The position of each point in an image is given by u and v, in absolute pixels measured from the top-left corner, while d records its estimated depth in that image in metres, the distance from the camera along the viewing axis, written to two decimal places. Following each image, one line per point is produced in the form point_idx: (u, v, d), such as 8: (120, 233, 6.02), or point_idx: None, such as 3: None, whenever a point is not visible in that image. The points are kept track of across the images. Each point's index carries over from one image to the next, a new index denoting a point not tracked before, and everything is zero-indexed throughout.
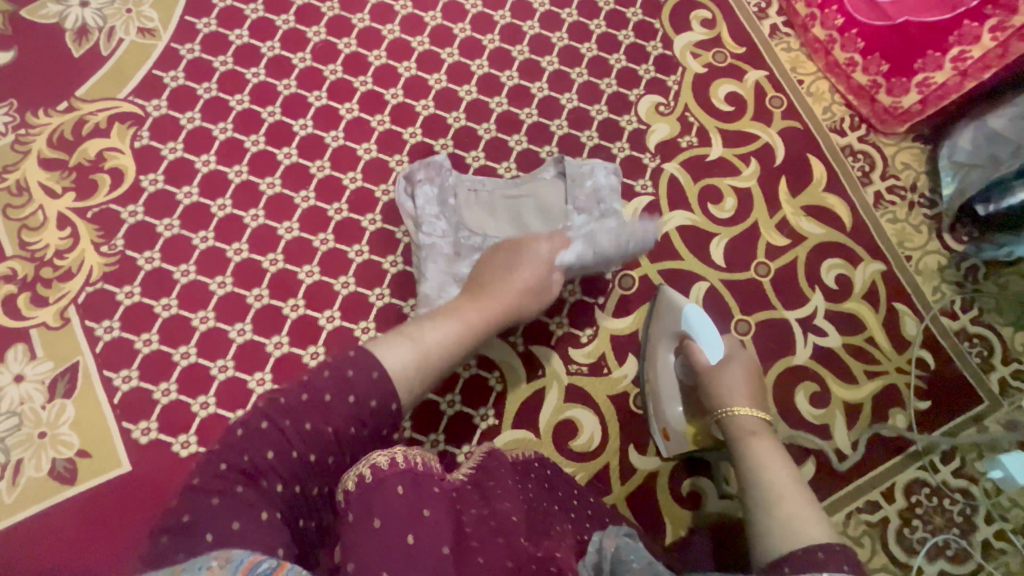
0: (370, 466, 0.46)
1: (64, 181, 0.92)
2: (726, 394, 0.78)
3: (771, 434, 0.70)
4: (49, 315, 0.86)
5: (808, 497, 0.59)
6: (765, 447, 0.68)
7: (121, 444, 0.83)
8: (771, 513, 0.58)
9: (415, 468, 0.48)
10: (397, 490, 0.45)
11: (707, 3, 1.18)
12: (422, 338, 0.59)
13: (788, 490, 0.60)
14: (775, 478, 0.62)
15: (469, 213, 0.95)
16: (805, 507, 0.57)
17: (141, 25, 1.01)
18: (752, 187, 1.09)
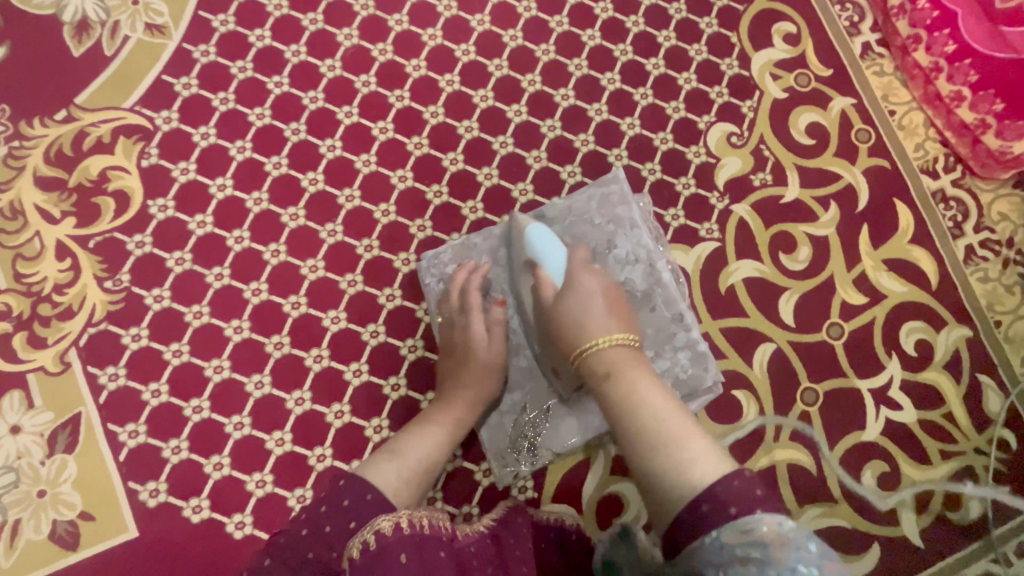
0: (374, 534, 0.45)
1: (64, 204, 0.82)
2: (581, 322, 0.66)
3: (632, 364, 0.60)
4: (48, 359, 0.78)
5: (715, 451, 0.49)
6: (636, 381, 0.57)
7: (128, 507, 0.76)
8: (669, 451, 0.49)
9: (419, 533, 0.48)
10: (402, 560, 0.44)
11: (792, 14, 1.03)
12: (406, 454, 0.63)
13: (694, 435, 0.51)
14: (668, 412, 0.53)
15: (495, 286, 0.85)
16: (706, 448, 0.49)
17: (149, 20, 0.88)
18: (830, 235, 0.97)
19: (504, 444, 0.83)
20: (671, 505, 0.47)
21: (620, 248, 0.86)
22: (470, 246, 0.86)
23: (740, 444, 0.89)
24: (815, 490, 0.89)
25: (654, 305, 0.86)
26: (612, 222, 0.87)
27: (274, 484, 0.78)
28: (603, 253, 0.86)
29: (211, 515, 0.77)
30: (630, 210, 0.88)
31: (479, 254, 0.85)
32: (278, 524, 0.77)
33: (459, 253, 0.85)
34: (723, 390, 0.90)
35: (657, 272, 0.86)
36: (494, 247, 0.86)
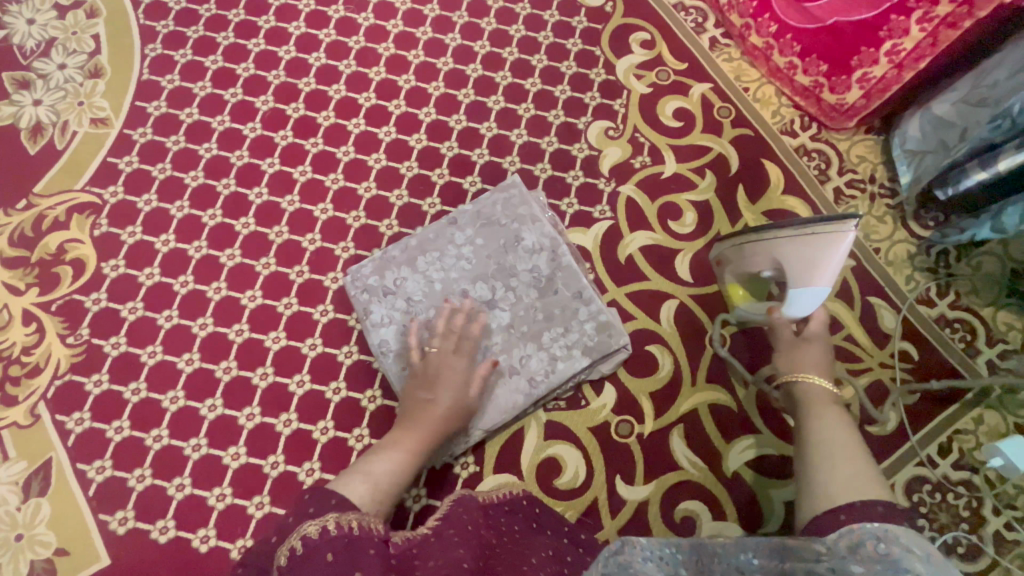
0: (300, 539, 0.49)
1: (27, 278, 0.93)
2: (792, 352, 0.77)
3: (828, 402, 0.65)
4: (20, 414, 0.87)
5: (859, 454, 0.56)
6: (825, 412, 0.63)
7: (100, 537, 0.82)
8: (825, 465, 0.55)
9: (348, 533, 0.51)
10: (328, 559, 0.48)
11: (644, 24, 1.21)
12: (373, 471, 0.65)
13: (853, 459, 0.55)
14: (850, 441, 0.58)
15: (416, 289, 0.94)
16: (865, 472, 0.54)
17: (93, 116, 1.04)
18: (710, 199, 1.09)
19: None
20: (813, 513, 0.51)
21: (525, 244, 0.96)
22: (390, 258, 0.96)
23: (661, 396, 0.96)
24: (740, 425, 0.95)
25: (558, 287, 0.95)
26: (513, 221, 0.98)
27: (234, 496, 0.85)
28: (510, 249, 0.96)
29: (178, 533, 0.83)
30: (529, 207, 0.98)
31: (399, 265, 0.95)
32: (240, 532, 0.84)
33: (380, 265, 0.95)
34: (638, 347, 0.99)
35: (559, 259, 0.96)
36: (412, 257, 0.96)
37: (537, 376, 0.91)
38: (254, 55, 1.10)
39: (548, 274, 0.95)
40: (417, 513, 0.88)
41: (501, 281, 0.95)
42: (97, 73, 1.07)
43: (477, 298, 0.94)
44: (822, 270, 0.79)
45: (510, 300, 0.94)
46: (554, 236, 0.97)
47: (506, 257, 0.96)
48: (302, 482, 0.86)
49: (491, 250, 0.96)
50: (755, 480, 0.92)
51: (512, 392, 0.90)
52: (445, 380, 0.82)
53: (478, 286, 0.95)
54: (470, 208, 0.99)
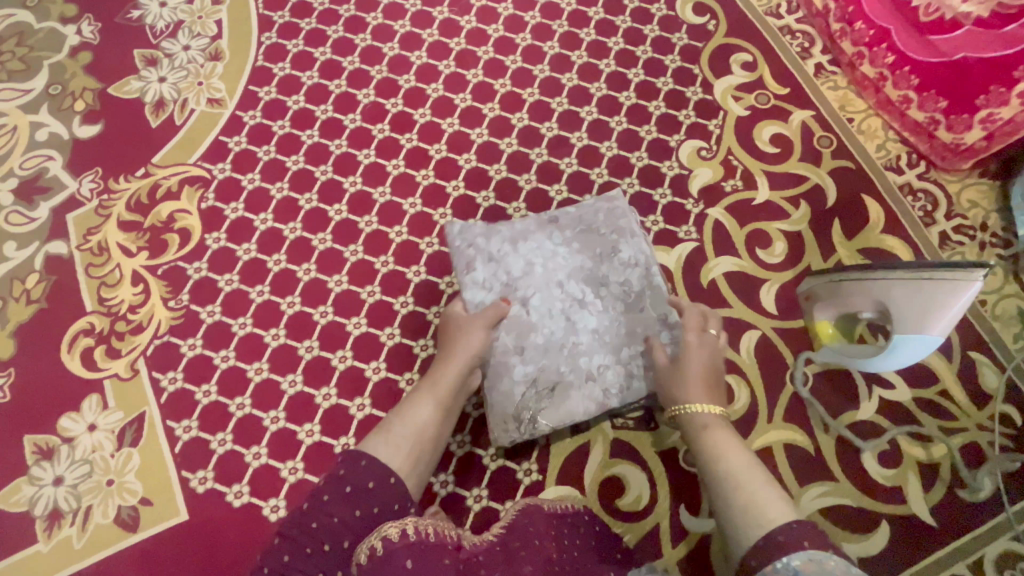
0: (381, 540, 0.51)
1: (139, 241, 1.00)
2: (683, 379, 0.80)
3: (718, 431, 0.73)
4: (121, 367, 0.93)
5: (759, 477, 0.64)
6: (720, 439, 0.71)
7: (181, 493, 0.87)
8: (739, 503, 0.62)
9: (425, 540, 0.53)
10: (407, 565, 0.50)
11: (747, 45, 1.18)
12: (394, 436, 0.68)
13: (766, 485, 0.63)
14: (735, 471, 0.66)
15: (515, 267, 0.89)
16: (774, 504, 0.60)
17: (210, 96, 1.10)
18: (803, 230, 1.05)
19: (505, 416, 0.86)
20: (749, 541, 0.58)
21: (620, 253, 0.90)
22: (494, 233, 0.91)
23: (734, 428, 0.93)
24: (816, 469, 0.91)
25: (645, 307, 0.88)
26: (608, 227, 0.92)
27: (304, 472, 0.88)
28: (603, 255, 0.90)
29: (250, 499, 0.86)
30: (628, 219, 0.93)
31: (503, 239, 0.90)
32: None
33: (489, 229, 0.91)
34: None
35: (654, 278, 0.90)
36: (515, 239, 0.91)
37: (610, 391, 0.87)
38: (360, 49, 1.14)
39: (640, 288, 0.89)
40: (477, 514, 0.88)
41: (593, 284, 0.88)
42: (217, 56, 1.14)
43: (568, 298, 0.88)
44: (941, 314, 0.75)
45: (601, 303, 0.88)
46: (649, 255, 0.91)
47: (601, 265, 0.90)
48: None
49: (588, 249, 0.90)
50: (828, 530, 0.89)
51: (581, 399, 0.86)
52: (469, 336, 0.83)
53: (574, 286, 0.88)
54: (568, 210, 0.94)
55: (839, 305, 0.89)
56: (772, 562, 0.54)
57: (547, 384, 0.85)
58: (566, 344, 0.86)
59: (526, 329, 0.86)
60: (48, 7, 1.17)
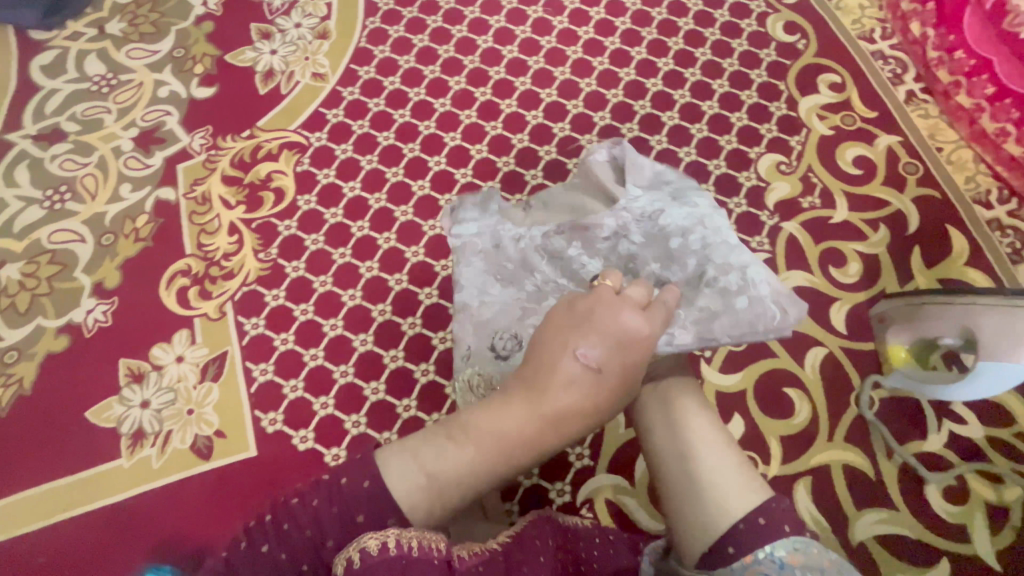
0: (358, 550, 0.42)
1: (239, 196, 1.08)
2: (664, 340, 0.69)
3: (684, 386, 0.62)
4: (211, 308, 1.00)
5: (722, 462, 0.54)
6: (686, 402, 0.60)
7: (252, 431, 0.92)
8: (688, 494, 0.53)
9: (409, 554, 0.43)
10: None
11: (836, 66, 1.18)
12: (429, 467, 0.49)
13: (719, 450, 0.55)
14: (693, 448, 0.56)
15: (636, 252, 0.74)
16: (729, 501, 0.51)
17: (315, 70, 1.19)
18: (880, 254, 1.03)
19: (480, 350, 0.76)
20: (692, 553, 0.51)
21: (693, 255, 0.72)
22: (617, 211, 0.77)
23: (791, 441, 0.92)
24: (874, 494, 0.89)
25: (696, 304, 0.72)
26: (699, 223, 0.74)
27: (367, 426, 0.92)
28: (680, 251, 0.73)
29: (315, 445, 0.91)
30: (727, 231, 0.73)
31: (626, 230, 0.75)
32: None
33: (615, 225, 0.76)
34: (775, 386, 0.95)
35: (732, 302, 0.68)
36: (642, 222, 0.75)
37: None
38: (456, 39, 1.20)
39: (689, 289, 0.70)
40: (526, 491, 0.90)
41: (652, 263, 0.73)
42: (324, 35, 1.22)
43: (603, 258, 0.76)
44: None
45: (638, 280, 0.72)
46: (734, 264, 0.70)
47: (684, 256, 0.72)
48: None
49: (660, 233, 0.75)
50: (883, 558, 0.86)
51: None
52: (595, 335, 0.52)
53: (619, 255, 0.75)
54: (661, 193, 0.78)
55: (916, 331, 0.87)
56: (753, 551, 0.48)
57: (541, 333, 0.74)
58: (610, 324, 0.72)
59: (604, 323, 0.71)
60: None
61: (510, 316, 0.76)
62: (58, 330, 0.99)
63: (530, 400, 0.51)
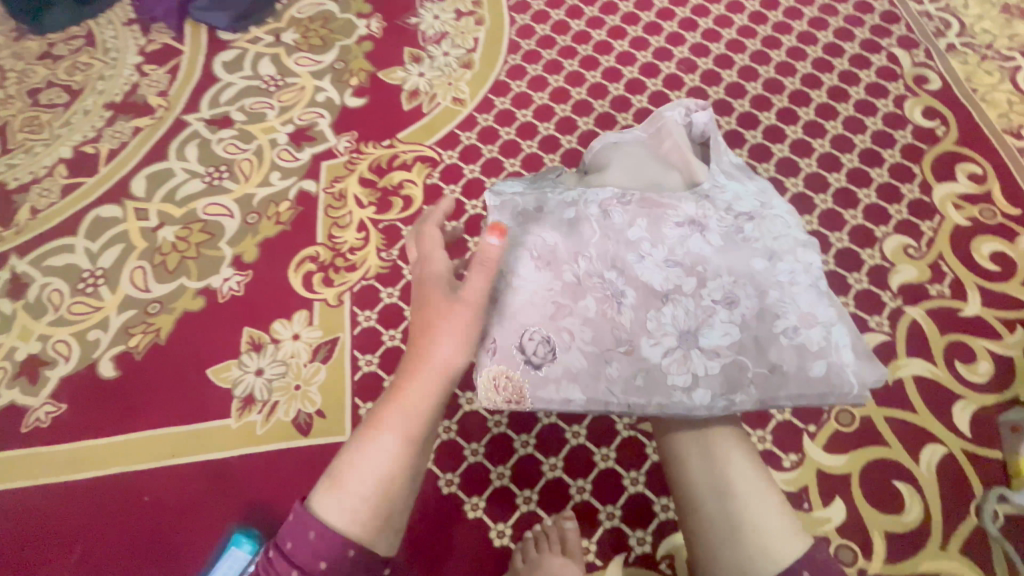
0: None
1: (371, 197, 1.17)
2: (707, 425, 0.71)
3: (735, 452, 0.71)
4: (331, 295, 1.07)
5: (768, 522, 0.65)
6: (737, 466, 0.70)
7: (349, 416, 0.97)
8: (736, 546, 0.64)
9: None
10: None
11: (978, 158, 1.14)
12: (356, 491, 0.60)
13: (767, 512, 0.66)
14: (746, 508, 0.66)
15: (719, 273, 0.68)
16: (774, 556, 0.62)
17: (455, 95, 1.28)
18: (1016, 357, 0.96)
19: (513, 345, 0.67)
20: None
21: (772, 290, 0.67)
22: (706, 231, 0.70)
23: (896, 541, 0.85)
24: None
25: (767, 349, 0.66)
26: (788, 253, 0.69)
27: (456, 433, 0.95)
28: (762, 280, 0.67)
29: None
30: (817, 269, 0.69)
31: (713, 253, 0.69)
32: (452, 466, 0.93)
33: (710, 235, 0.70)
34: (884, 478, 0.89)
35: (808, 366, 0.65)
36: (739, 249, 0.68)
37: (618, 397, 0.65)
38: (589, 84, 1.27)
39: (762, 336, 0.66)
40: (607, 532, 0.88)
41: (725, 278, 0.67)
42: (468, 65, 1.32)
43: (670, 254, 0.69)
44: None
45: (701, 306, 0.66)
46: (820, 319, 0.66)
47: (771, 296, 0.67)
48: (516, 450, 0.93)
49: (740, 245, 0.69)
50: None
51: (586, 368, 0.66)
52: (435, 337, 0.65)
53: (687, 261, 0.68)
54: (744, 203, 0.73)
55: None
56: None
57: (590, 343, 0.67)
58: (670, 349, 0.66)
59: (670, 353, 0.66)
60: (352, 3, 1.46)
61: (542, 312, 0.68)
62: (198, 291, 1.10)
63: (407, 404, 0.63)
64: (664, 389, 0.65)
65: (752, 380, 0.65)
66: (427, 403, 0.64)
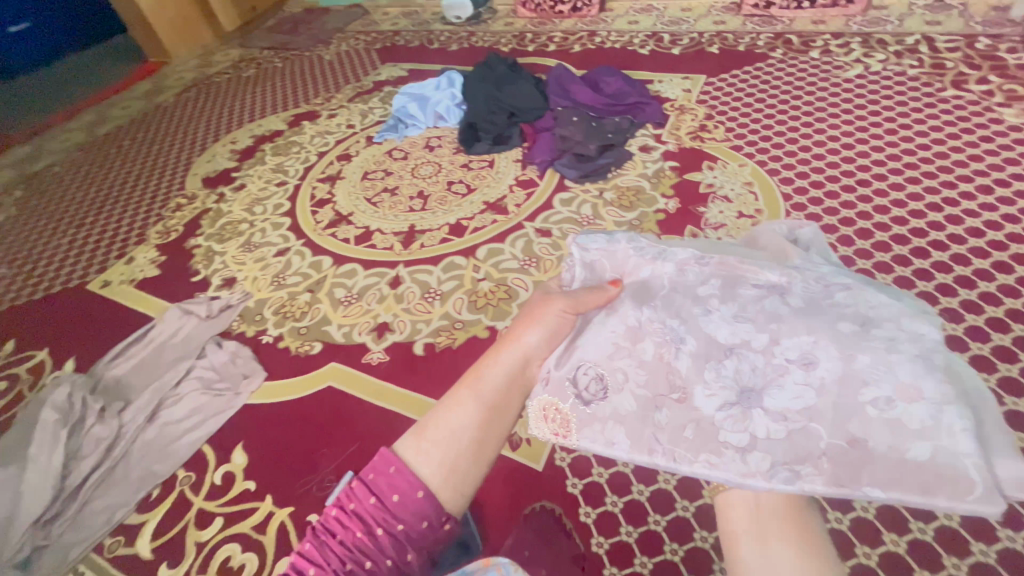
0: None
1: None
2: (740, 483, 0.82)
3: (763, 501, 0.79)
4: None
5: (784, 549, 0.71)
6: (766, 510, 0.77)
7: (546, 454, 1.29)
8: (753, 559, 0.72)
9: None
10: None
11: None
12: (450, 460, 0.76)
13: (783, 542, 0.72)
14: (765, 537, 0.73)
15: (791, 326, 0.87)
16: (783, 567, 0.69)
17: None
18: None
19: (571, 374, 0.94)
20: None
21: (860, 356, 0.81)
22: (814, 302, 0.89)
23: None
24: None
25: (853, 424, 0.78)
26: (889, 322, 0.85)
27: (620, 511, 1.18)
28: (846, 344, 0.83)
29: (579, 494, 1.21)
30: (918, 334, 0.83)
31: (790, 315, 0.88)
32: (607, 534, 1.15)
33: (810, 305, 0.89)
34: None
35: (906, 447, 0.75)
36: (811, 307, 0.88)
37: (662, 442, 0.88)
38: None
39: (843, 403, 0.79)
40: None
41: (805, 336, 0.85)
42: None
43: (739, 306, 0.92)
44: None
45: (771, 363, 0.85)
46: (924, 395, 0.76)
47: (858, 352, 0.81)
48: (665, 552, 1.11)
49: (824, 310, 0.88)
50: None
51: (635, 409, 0.91)
52: (535, 345, 0.93)
53: (760, 319, 0.89)
54: (836, 279, 0.93)
55: None
56: None
57: (644, 388, 0.91)
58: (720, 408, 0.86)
59: (710, 430, 0.85)
60: (661, 186, 1.99)
61: (603, 354, 0.95)
62: (488, 327, 1.61)
63: (488, 394, 0.83)
64: (714, 444, 0.84)
65: (824, 453, 0.78)
66: (484, 386, 0.84)
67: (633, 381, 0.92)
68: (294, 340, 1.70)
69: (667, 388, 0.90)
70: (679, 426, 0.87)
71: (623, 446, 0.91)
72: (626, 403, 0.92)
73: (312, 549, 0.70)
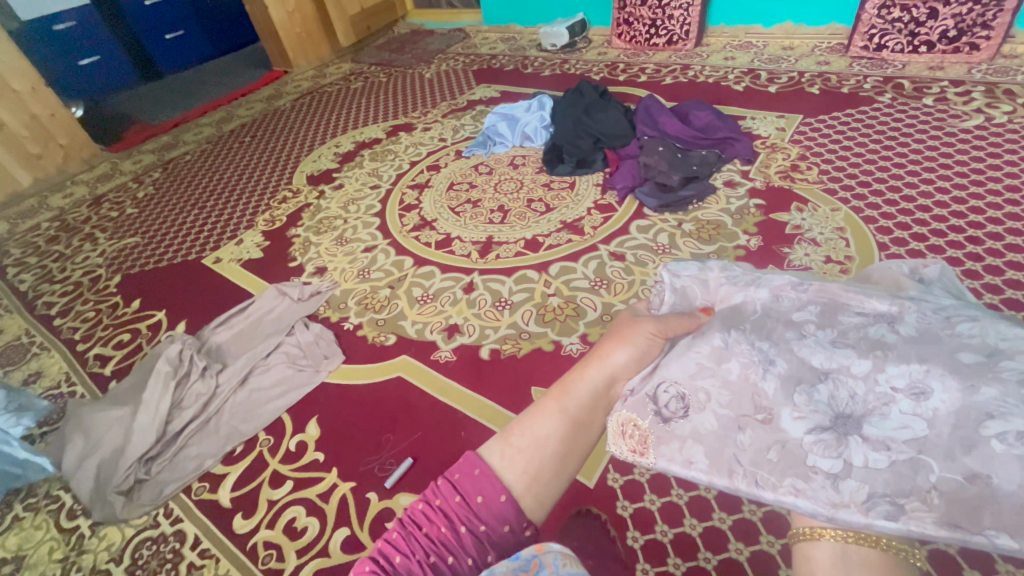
0: None
1: None
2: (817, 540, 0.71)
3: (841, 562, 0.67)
4: None
5: None
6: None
7: (599, 472, 1.30)
8: None
9: None
10: None
11: None
12: (534, 468, 0.80)
13: None
14: None
15: (902, 354, 0.74)
16: None
17: None
18: None
19: (648, 391, 0.91)
20: None
21: (985, 388, 0.66)
22: (926, 331, 0.75)
23: None
24: None
25: (967, 455, 0.65)
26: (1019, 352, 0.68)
27: (669, 542, 1.16)
28: (968, 373, 0.68)
29: (628, 517, 1.21)
30: None
31: (899, 344, 0.75)
32: (654, 561, 1.14)
33: (922, 335, 0.75)
34: None
35: None
36: (925, 337, 0.75)
37: (743, 466, 0.80)
38: None
39: (960, 436, 0.66)
40: None
41: (914, 364, 0.72)
42: None
43: (839, 332, 0.81)
44: None
45: (871, 394, 0.73)
46: None
47: (978, 382, 0.67)
48: None
49: (941, 340, 0.73)
50: None
51: (714, 430, 0.84)
52: (623, 366, 0.93)
53: (861, 345, 0.78)
54: (961, 312, 0.77)
55: None
56: None
57: (724, 405, 0.83)
58: (810, 433, 0.75)
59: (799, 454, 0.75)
60: (744, 223, 1.96)
61: (684, 371, 0.89)
62: (553, 340, 1.65)
63: (573, 407, 0.86)
64: (800, 468, 0.75)
65: (934, 487, 0.66)
66: (570, 399, 0.87)
67: (711, 399, 0.85)
68: (371, 330, 1.83)
69: (747, 408, 0.81)
70: (767, 446, 0.78)
71: (701, 466, 0.84)
72: (705, 420, 0.85)
73: (399, 537, 0.72)
